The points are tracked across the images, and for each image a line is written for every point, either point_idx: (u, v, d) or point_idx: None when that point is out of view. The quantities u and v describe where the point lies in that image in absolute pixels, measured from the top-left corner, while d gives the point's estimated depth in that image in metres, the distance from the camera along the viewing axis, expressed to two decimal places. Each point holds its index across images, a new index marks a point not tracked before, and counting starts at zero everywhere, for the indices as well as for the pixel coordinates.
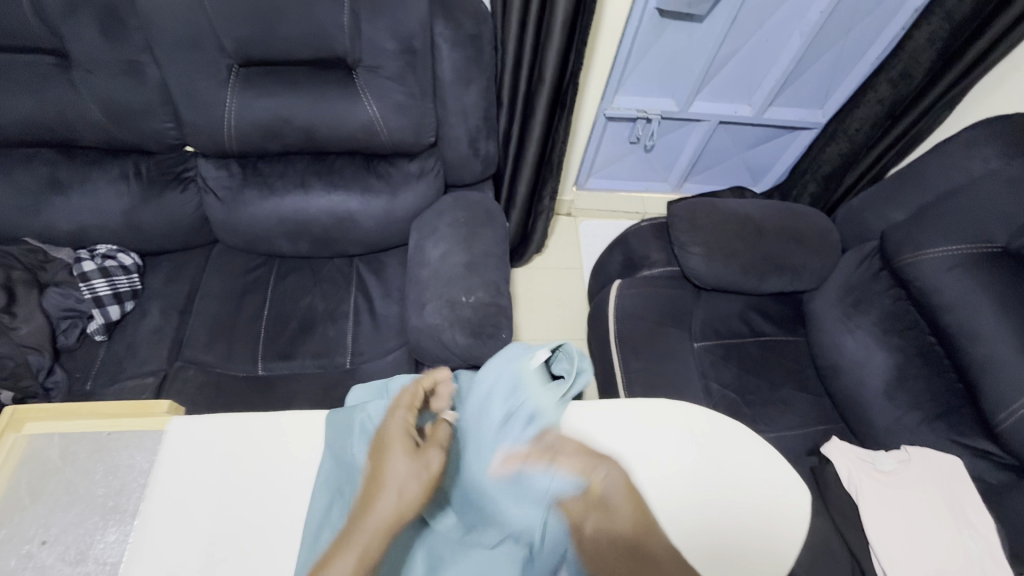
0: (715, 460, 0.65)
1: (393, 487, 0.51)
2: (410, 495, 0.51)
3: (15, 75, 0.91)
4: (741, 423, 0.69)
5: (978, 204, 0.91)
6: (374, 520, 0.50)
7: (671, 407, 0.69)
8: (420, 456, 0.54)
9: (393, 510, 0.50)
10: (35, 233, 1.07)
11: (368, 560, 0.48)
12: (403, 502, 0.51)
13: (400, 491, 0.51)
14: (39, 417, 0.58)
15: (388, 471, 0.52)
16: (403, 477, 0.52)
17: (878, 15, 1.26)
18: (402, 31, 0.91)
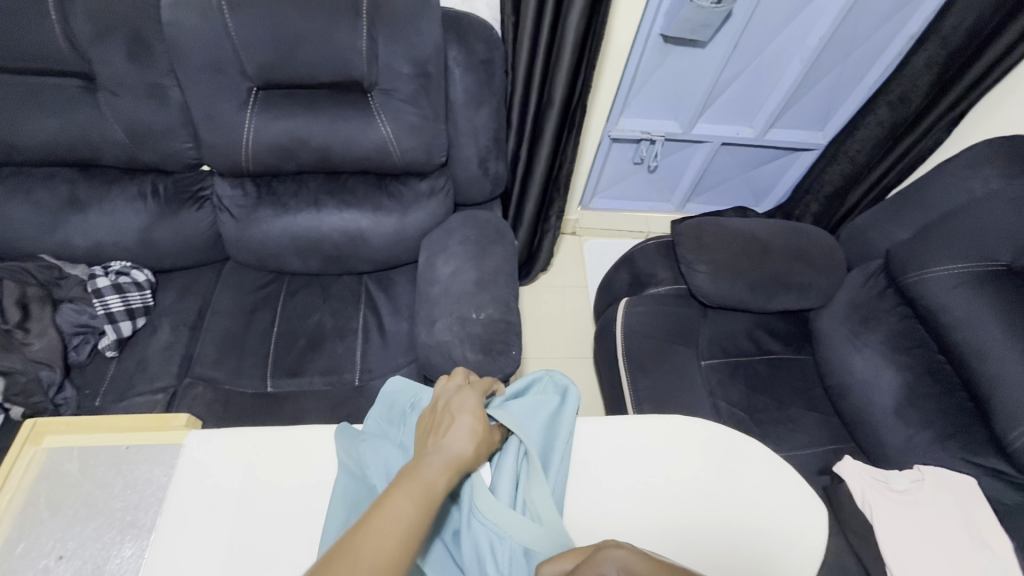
0: (733, 480, 0.65)
1: (460, 435, 0.55)
2: (472, 447, 0.55)
3: (42, 97, 0.94)
4: (760, 443, 0.69)
5: (980, 223, 0.93)
6: (442, 455, 0.53)
7: (687, 424, 0.69)
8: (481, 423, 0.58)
9: (459, 453, 0.54)
10: (52, 250, 1.09)
11: (438, 483, 0.50)
12: (467, 450, 0.55)
13: (465, 443, 0.55)
14: (58, 430, 0.59)
15: (456, 421, 0.57)
16: (469, 431, 0.56)
17: (875, 41, 1.30)
18: (417, 55, 0.94)
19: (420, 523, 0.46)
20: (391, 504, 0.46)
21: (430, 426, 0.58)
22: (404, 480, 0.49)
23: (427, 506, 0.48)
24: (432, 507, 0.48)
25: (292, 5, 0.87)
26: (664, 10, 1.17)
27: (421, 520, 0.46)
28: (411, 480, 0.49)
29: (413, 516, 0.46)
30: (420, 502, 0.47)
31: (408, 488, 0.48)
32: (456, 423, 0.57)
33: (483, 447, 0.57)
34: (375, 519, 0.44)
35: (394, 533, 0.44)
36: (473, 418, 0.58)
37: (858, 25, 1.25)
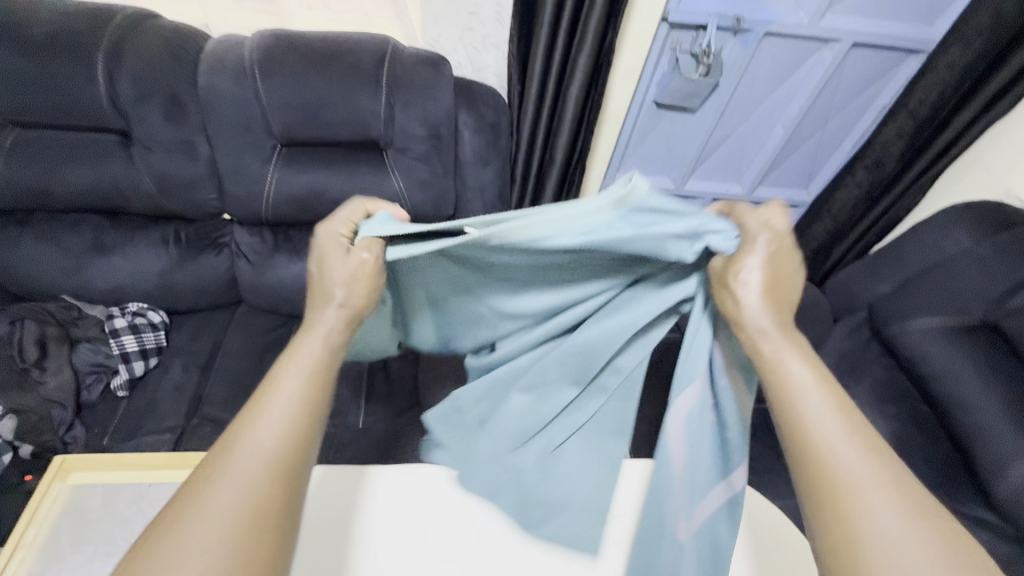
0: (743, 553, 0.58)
1: (337, 285, 0.53)
2: (360, 286, 0.54)
3: (79, 151, 1.01)
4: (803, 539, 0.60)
5: (952, 280, 1.00)
6: (329, 318, 0.52)
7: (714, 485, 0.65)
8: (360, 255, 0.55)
9: (347, 309, 0.53)
10: (73, 291, 1.14)
11: (332, 350, 0.50)
12: (354, 298, 0.53)
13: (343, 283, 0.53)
14: (83, 467, 0.62)
15: (327, 274, 0.54)
16: (347, 273, 0.53)
17: (851, 111, 1.41)
18: (430, 119, 1.02)
19: (316, 399, 0.46)
20: (280, 389, 0.45)
21: (310, 287, 0.55)
22: (290, 360, 0.48)
23: (323, 378, 0.48)
24: (326, 379, 0.48)
25: (318, 75, 0.96)
26: (656, 81, 1.28)
27: (315, 398, 0.46)
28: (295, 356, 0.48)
29: (307, 398, 0.45)
30: (315, 373, 0.47)
31: (294, 368, 0.47)
32: (329, 269, 0.54)
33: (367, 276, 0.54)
34: (262, 413, 0.43)
35: (285, 418, 0.43)
36: (342, 254, 0.54)
37: (834, 96, 1.36)
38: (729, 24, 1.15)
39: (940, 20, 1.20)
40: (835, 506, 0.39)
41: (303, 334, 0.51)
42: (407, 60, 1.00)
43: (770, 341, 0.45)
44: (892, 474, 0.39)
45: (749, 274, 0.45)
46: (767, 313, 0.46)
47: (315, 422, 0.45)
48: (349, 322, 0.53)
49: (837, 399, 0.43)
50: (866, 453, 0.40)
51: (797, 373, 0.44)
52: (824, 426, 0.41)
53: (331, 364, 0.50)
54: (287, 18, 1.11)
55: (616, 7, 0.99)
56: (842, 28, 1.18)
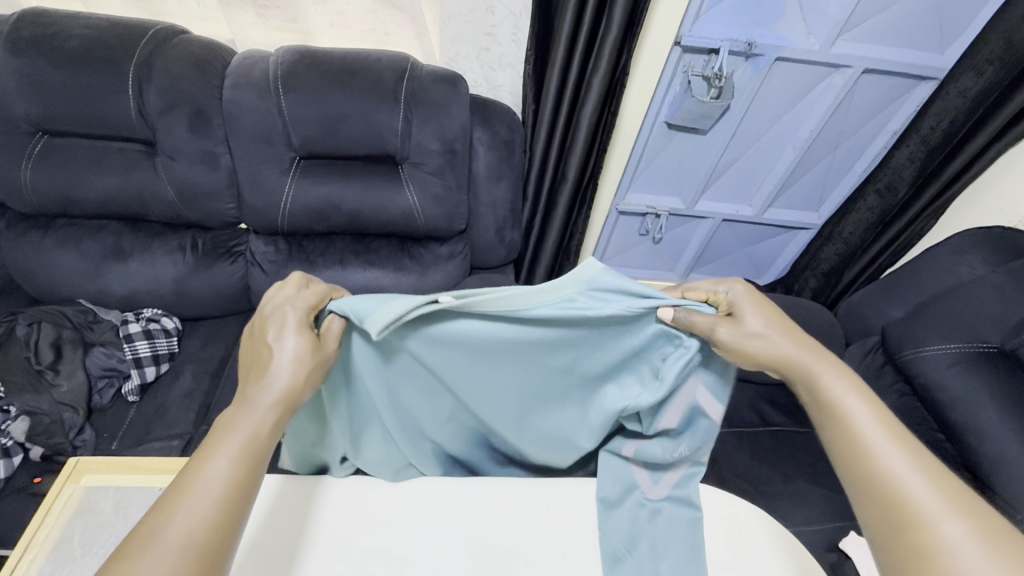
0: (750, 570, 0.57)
1: (282, 370, 0.46)
2: (305, 377, 0.47)
3: (105, 159, 1.04)
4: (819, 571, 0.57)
5: (969, 306, 0.98)
6: (267, 402, 0.45)
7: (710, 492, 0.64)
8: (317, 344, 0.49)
9: (289, 391, 0.46)
10: (90, 296, 1.16)
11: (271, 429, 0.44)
12: (296, 392, 0.47)
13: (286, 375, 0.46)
14: (96, 470, 0.64)
15: (276, 350, 0.47)
16: (299, 360, 0.47)
17: (861, 136, 1.42)
18: (446, 135, 1.04)
19: (242, 495, 0.40)
20: (201, 476, 0.39)
21: (251, 364, 0.48)
22: (219, 439, 0.42)
23: (254, 463, 0.42)
24: (257, 466, 0.42)
25: (340, 90, 0.98)
26: (667, 102, 1.30)
27: (238, 497, 0.40)
28: (225, 437, 0.42)
29: (226, 494, 0.39)
30: (243, 459, 0.41)
31: (222, 451, 0.41)
32: (280, 350, 0.47)
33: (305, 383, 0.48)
34: (173, 510, 0.38)
35: (197, 519, 0.38)
36: (301, 338, 0.48)
37: (845, 121, 1.37)
38: (741, 49, 1.17)
39: (951, 48, 1.20)
40: (901, 511, 0.41)
41: (240, 413, 0.44)
42: (426, 77, 1.03)
43: (807, 361, 0.52)
44: (928, 466, 0.43)
45: (750, 324, 0.52)
46: (795, 346, 0.53)
47: (257, 468, 0.42)
48: (292, 408, 0.46)
49: (873, 404, 0.48)
50: (927, 483, 0.41)
51: (834, 382, 0.50)
52: (861, 423, 0.46)
53: (264, 449, 0.43)
54: (310, 36, 1.15)
55: (631, 31, 1.02)
56: (853, 54, 1.20)
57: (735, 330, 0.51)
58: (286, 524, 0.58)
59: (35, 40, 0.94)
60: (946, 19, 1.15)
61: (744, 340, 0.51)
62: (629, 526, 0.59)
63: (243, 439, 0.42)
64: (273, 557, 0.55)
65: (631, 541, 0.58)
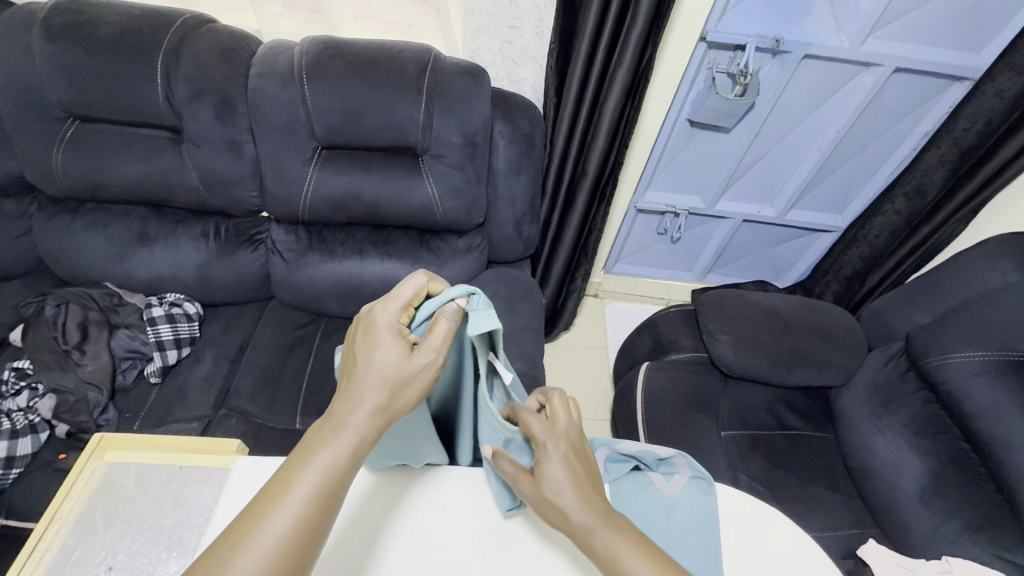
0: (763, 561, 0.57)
1: (372, 381, 0.46)
2: (395, 386, 0.47)
3: (133, 145, 1.06)
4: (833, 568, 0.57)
5: (997, 313, 0.95)
6: (353, 423, 0.45)
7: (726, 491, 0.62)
8: (408, 351, 0.48)
9: (375, 412, 0.46)
10: (116, 280, 1.19)
11: (356, 451, 0.44)
12: (384, 406, 0.46)
13: (378, 390, 0.46)
14: (120, 447, 0.66)
15: (369, 358, 0.47)
16: (388, 369, 0.47)
17: (891, 136, 1.38)
18: (467, 128, 1.04)
19: (316, 526, 0.42)
20: (280, 506, 0.41)
21: (346, 370, 0.49)
22: (302, 462, 0.43)
23: (332, 494, 0.43)
24: (335, 495, 0.43)
25: (363, 81, 0.99)
26: (691, 99, 1.29)
27: (309, 529, 0.41)
28: (308, 459, 0.43)
29: (301, 524, 0.41)
30: (324, 483, 0.43)
31: (302, 479, 0.42)
32: (374, 357, 0.47)
33: (401, 395, 0.47)
34: (245, 541, 0.39)
35: (270, 554, 0.39)
36: (395, 346, 0.48)
37: (873, 121, 1.34)
38: (768, 46, 1.15)
39: (989, 48, 1.16)
40: None
41: (327, 432, 0.45)
42: (448, 70, 1.03)
43: (589, 521, 0.50)
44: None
45: (551, 477, 0.52)
46: (584, 504, 0.50)
47: (334, 502, 0.43)
48: (381, 423, 0.46)
49: (653, 556, 0.48)
50: None
51: (615, 543, 0.48)
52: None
53: (345, 475, 0.44)
54: (335, 27, 1.16)
55: (657, 26, 1.00)
56: (884, 52, 1.17)
57: (536, 490, 0.52)
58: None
59: (68, 26, 0.96)
60: (984, 18, 1.11)
61: (537, 501, 0.53)
62: (643, 522, 0.59)
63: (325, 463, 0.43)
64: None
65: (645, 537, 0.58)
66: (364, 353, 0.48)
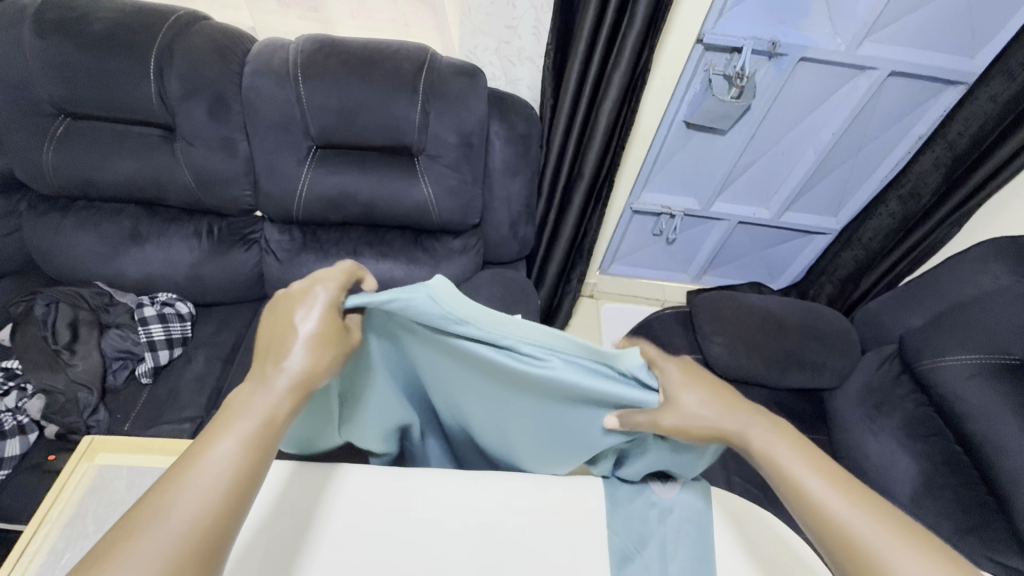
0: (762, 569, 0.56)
1: (300, 346, 0.42)
2: (327, 360, 0.43)
3: (124, 143, 1.05)
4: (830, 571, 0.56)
5: (990, 317, 0.96)
6: (281, 382, 0.41)
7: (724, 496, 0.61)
8: (337, 326, 0.44)
9: (304, 372, 0.41)
10: (107, 278, 1.18)
11: (277, 422, 0.39)
12: (315, 370, 0.42)
13: (306, 355, 0.42)
14: (110, 449, 0.66)
15: (296, 326, 0.43)
16: (317, 337, 0.43)
17: (886, 139, 1.39)
18: (463, 128, 1.03)
19: (245, 486, 0.36)
20: (203, 462, 0.36)
21: (267, 334, 0.44)
22: (229, 419, 0.38)
23: (262, 452, 0.38)
24: (265, 453, 0.38)
25: (359, 80, 0.98)
26: (687, 100, 1.29)
27: (232, 505, 0.35)
28: (235, 416, 0.38)
29: (219, 503, 0.35)
30: (247, 452, 0.37)
31: (228, 433, 0.37)
32: (301, 322, 0.43)
33: (326, 369, 0.43)
34: (154, 522, 0.33)
35: (190, 526, 0.33)
36: (326, 316, 0.43)
37: (868, 124, 1.35)
38: (764, 48, 1.15)
39: (983, 52, 1.16)
40: (855, 546, 0.40)
41: (250, 391, 0.40)
42: (444, 69, 1.02)
43: (746, 432, 0.48)
44: (888, 524, 0.41)
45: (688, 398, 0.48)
46: (728, 414, 0.49)
47: (264, 461, 0.38)
48: (303, 392, 0.41)
49: (825, 465, 0.45)
50: (868, 511, 0.42)
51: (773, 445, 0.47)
52: (833, 505, 0.42)
53: (274, 434, 0.39)
54: (330, 25, 1.15)
55: (654, 28, 1.00)
56: (879, 56, 1.17)
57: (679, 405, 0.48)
58: (296, 508, 0.57)
59: (59, 22, 0.95)
60: (979, 22, 1.12)
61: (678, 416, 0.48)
62: (639, 524, 0.58)
63: (246, 432, 0.38)
64: (287, 538, 0.54)
65: (642, 540, 0.57)
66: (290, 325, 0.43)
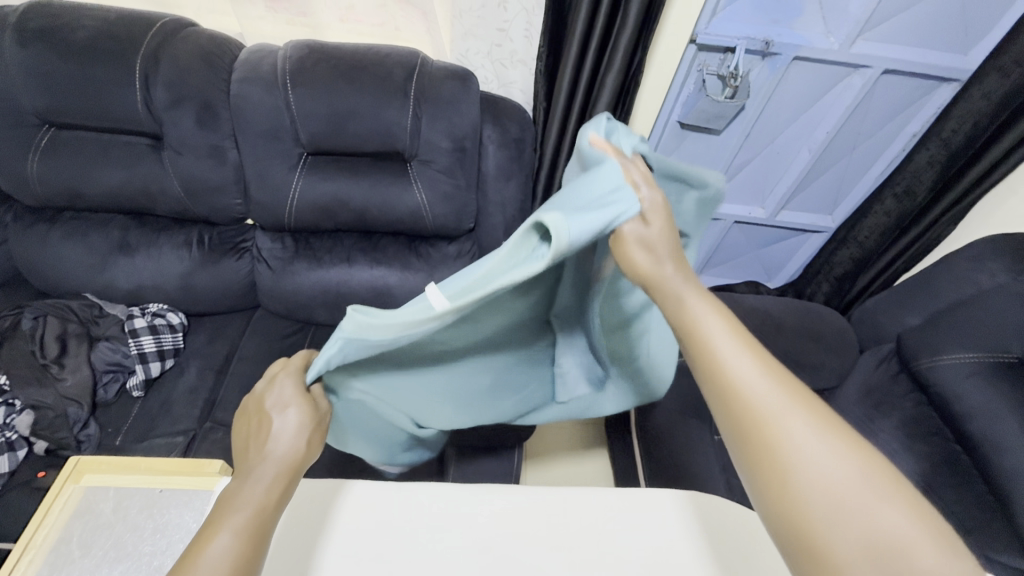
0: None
1: (286, 433, 0.44)
2: (309, 443, 0.45)
3: (111, 153, 1.03)
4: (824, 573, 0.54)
5: (988, 316, 0.95)
6: (271, 468, 0.43)
7: (719, 503, 0.59)
8: (311, 405, 0.47)
9: (292, 457, 0.44)
10: (96, 290, 1.16)
11: (270, 508, 0.41)
12: (302, 454, 0.45)
13: (291, 440, 0.45)
14: (97, 470, 0.64)
15: (276, 416, 0.45)
16: (301, 423, 0.45)
17: (879, 138, 1.38)
18: (455, 132, 1.02)
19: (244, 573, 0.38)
20: (203, 555, 0.38)
21: (250, 427, 0.46)
22: (224, 510, 0.40)
23: (258, 538, 0.40)
24: (263, 539, 0.40)
25: (349, 86, 0.96)
26: (681, 101, 1.27)
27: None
28: (229, 507, 0.40)
29: None
30: (244, 543, 0.39)
31: (226, 523, 0.39)
32: (280, 411, 0.46)
33: (310, 451, 0.46)
34: None
35: None
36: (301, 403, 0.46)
37: (862, 123, 1.34)
38: (758, 47, 1.14)
39: (976, 49, 1.16)
40: (741, 410, 0.37)
41: (241, 480, 0.42)
42: (435, 73, 1.00)
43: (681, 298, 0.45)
44: (811, 413, 0.36)
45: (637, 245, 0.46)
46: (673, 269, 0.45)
47: (260, 547, 0.40)
48: (293, 475, 0.44)
49: (751, 347, 0.40)
50: (772, 383, 0.38)
51: (707, 320, 0.42)
52: (735, 368, 0.39)
53: (271, 519, 0.41)
54: (320, 29, 1.13)
55: (647, 28, 0.99)
56: (873, 54, 1.16)
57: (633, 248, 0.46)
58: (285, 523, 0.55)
59: (42, 31, 0.93)
60: (972, 19, 1.11)
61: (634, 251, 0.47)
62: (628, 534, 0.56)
63: (240, 525, 0.39)
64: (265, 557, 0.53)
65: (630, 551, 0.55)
66: (265, 413, 0.45)
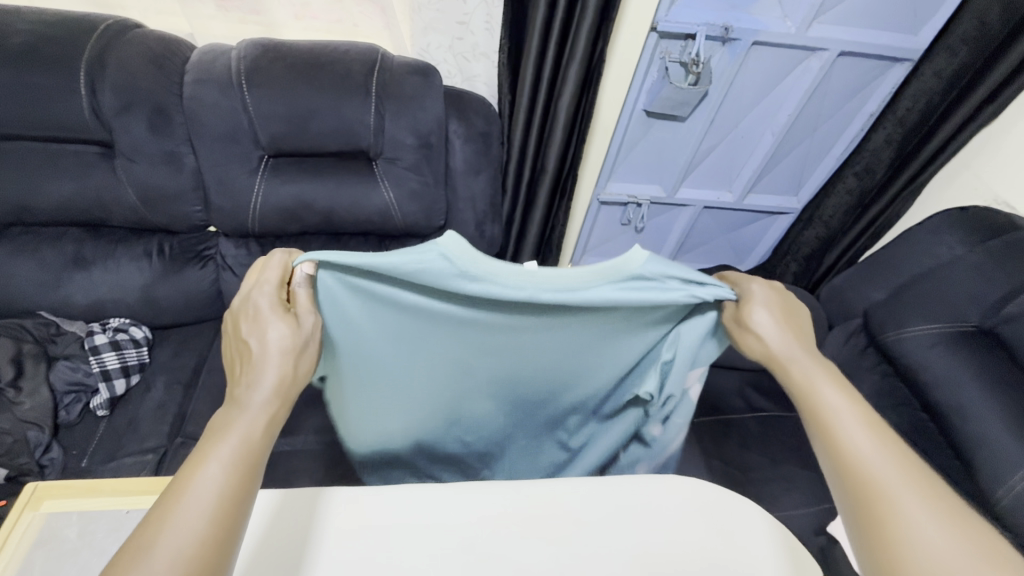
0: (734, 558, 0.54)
1: (273, 357, 0.47)
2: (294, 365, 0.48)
3: (59, 163, 0.99)
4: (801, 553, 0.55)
5: (947, 287, 0.99)
6: (259, 396, 0.44)
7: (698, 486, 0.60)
8: (294, 320, 0.50)
9: (279, 380, 0.46)
10: (52, 307, 1.10)
11: (262, 440, 0.42)
12: (288, 374, 0.47)
13: (276, 358, 0.47)
14: (56, 495, 0.61)
15: (262, 337, 0.47)
16: (284, 343, 0.48)
17: (836, 120, 1.42)
18: (420, 128, 1.00)
19: (239, 503, 0.38)
20: (192, 487, 0.37)
21: (240, 355, 0.48)
22: (211, 443, 0.40)
23: (249, 471, 0.40)
24: (254, 470, 0.41)
25: (309, 85, 0.94)
26: (645, 89, 1.27)
27: (225, 527, 0.37)
28: (218, 439, 0.41)
29: (209, 526, 0.36)
30: (232, 477, 0.39)
31: (214, 455, 0.39)
32: (265, 333, 0.48)
33: (297, 369, 0.49)
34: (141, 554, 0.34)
35: (186, 548, 0.35)
36: (281, 319, 0.49)
37: (821, 105, 1.37)
38: (717, 34, 1.15)
39: (925, 29, 1.19)
40: (859, 476, 0.43)
41: (232, 414, 0.43)
42: (396, 69, 0.99)
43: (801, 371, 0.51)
44: (931, 492, 0.41)
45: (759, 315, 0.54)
46: (792, 344, 0.53)
47: (253, 477, 0.40)
48: (281, 402, 0.45)
49: (878, 428, 0.46)
50: (894, 462, 0.43)
51: (834, 399, 0.48)
52: (858, 441, 0.45)
53: (261, 453, 0.42)
54: (274, 28, 1.10)
55: (607, 18, 0.99)
56: (828, 37, 1.19)
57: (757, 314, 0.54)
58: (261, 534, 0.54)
59: None
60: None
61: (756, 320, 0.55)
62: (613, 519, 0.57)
63: (228, 456, 0.40)
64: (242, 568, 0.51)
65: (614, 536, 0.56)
66: (252, 329, 0.48)
